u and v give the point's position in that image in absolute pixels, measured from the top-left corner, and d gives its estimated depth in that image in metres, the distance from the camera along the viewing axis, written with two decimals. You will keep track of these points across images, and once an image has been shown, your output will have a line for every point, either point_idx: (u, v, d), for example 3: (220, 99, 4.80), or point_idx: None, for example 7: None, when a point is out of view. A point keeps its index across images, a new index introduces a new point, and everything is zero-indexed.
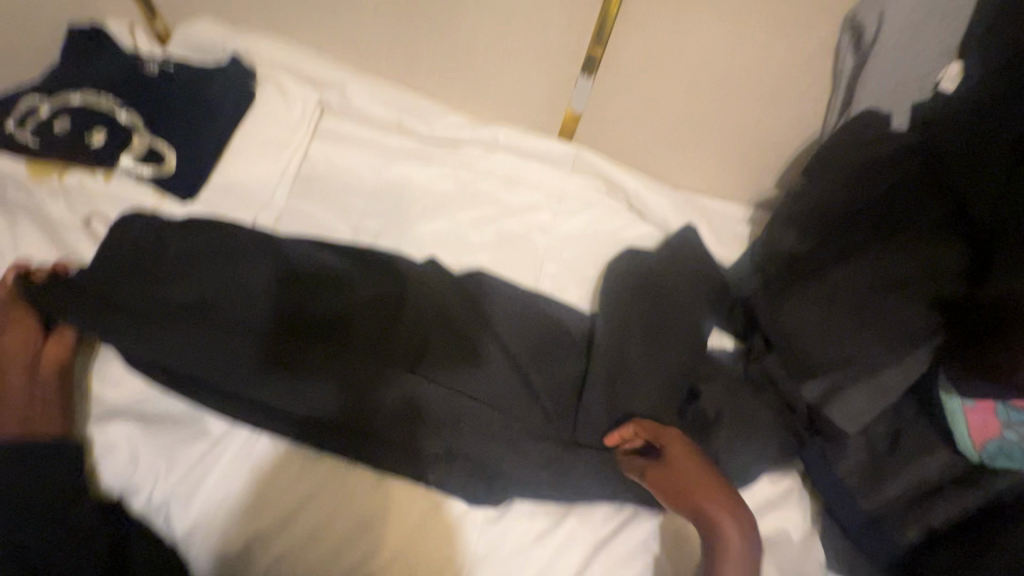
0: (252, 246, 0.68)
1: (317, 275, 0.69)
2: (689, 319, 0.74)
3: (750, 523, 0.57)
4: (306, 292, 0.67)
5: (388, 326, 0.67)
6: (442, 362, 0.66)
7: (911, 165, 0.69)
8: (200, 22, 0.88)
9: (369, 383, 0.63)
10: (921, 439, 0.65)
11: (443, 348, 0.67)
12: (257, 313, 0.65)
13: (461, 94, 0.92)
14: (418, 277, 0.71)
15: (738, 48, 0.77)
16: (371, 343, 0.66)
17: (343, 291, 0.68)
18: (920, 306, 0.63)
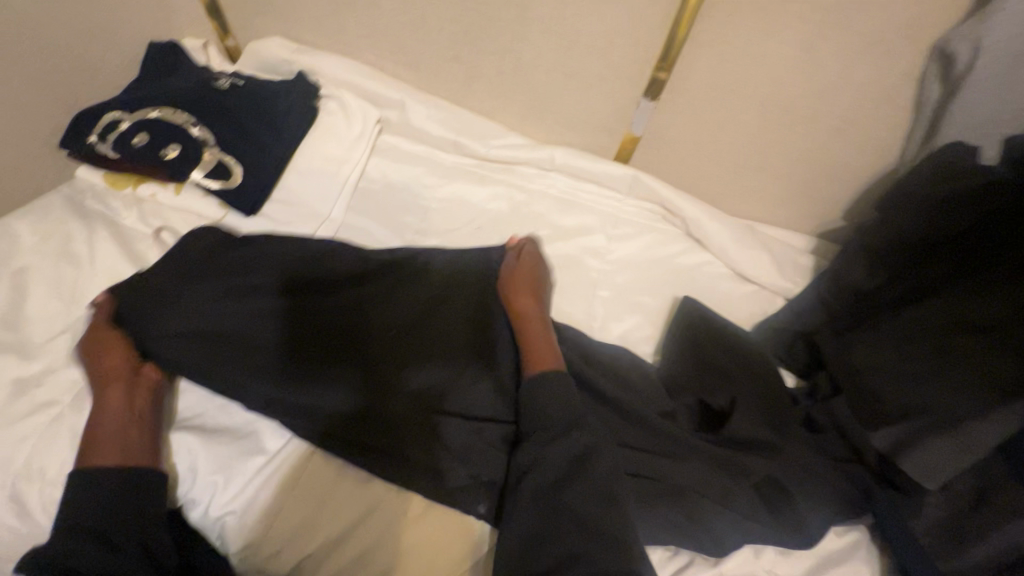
0: (300, 263, 0.74)
1: (334, 277, 0.73)
2: (745, 358, 0.73)
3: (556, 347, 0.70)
4: (332, 297, 0.72)
5: (407, 323, 0.70)
6: (454, 362, 0.68)
7: (1003, 201, 0.63)
8: (269, 40, 0.91)
9: (383, 383, 0.65)
10: (1012, 501, 0.58)
11: (457, 350, 0.68)
12: (275, 312, 0.69)
13: (518, 115, 0.92)
14: (450, 278, 0.75)
15: (812, 75, 0.74)
16: (389, 343, 0.68)
17: (374, 296, 0.72)
18: (1010, 359, 0.59)
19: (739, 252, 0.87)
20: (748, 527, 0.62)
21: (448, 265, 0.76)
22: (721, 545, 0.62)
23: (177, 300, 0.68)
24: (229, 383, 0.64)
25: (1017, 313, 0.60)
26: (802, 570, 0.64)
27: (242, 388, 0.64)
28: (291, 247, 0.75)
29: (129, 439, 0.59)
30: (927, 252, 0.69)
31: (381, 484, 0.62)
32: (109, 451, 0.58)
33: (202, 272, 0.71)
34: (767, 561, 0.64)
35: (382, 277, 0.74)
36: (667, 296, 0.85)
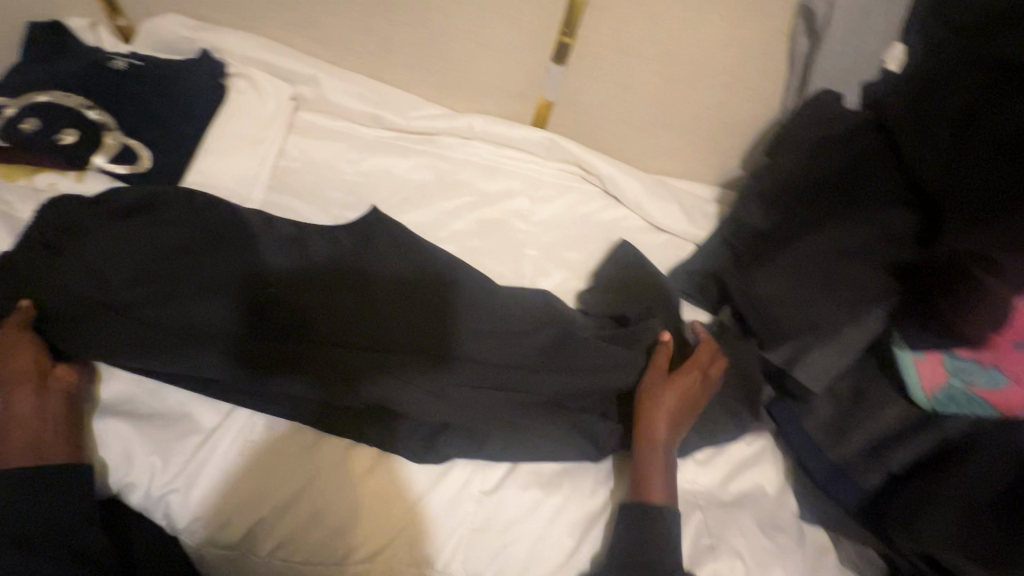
0: (237, 245, 0.70)
1: (285, 275, 0.69)
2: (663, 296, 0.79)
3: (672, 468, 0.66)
4: (286, 295, 0.68)
5: (366, 313, 0.69)
6: (414, 352, 0.67)
7: (863, 142, 0.75)
8: (165, 17, 0.87)
9: (342, 387, 0.65)
10: (880, 391, 0.68)
11: (416, 336, 0.68)
12: (225, 315, 0.66)
13: (436, 87, 0.94)
14: (407, 256, 0.73)
15: (701, 35, 0.80)
16: (348, 341, 0.67)
17: (323, 290, 0.69)
18: (876, 268, 0.69)
19: (652, 205, 0.94)
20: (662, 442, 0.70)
21: (404, 242, 0.74)
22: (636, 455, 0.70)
23: (90, 280, 0.66)
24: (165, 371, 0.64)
25: (885, 237, 0.70)
26: (719, 477, 0.72)
27: (183, 373, 0.64)
28: (210, 212, 0.72)
29: (55, 434, 0.59)
30: (812, 188, 0.77)
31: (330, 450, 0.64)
32: (27, 452, 0.57)
33: (112, 252, 0.68)
34: (687, 474, 0.72)
35: (320, 258, 0.71)
36: (592, 251, 0.91)
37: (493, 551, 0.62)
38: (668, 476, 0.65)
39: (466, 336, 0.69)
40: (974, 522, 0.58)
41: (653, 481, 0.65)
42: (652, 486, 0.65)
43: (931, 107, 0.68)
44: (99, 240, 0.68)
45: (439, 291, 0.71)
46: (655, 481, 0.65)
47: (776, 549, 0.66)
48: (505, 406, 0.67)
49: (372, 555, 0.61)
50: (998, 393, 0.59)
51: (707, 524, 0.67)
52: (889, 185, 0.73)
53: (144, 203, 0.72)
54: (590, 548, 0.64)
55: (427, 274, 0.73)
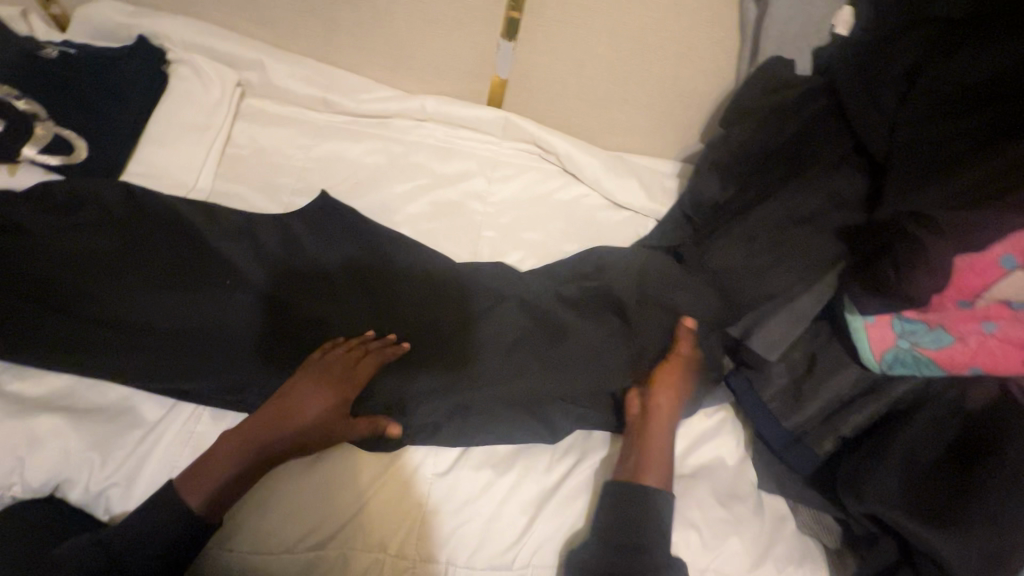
0: (208, 244, 0.70)
1: (305, 272, 0.70)
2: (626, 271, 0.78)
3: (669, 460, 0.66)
4: (304, 295, 0.69)
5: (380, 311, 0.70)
6: (430, 348, 0.69)
7: (815, 107, 0.74)
8: (100, 3, 0.84)
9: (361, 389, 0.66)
10: (834, 358, 0.68)
11: (428, 334, 0.70)
12: (239, 315, 0.67)
13: (386, 69, 0.92)
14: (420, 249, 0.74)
15: (650, 7, 0.78)
16: (366, 341, 0.68)
17: (332, 289, 0.70)
18: (828, 236, 0.68)
19: (611, 181, 0.93)
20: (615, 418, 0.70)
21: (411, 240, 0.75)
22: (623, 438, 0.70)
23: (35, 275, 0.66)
24: (115, 366, 0.63)
25: (834, 202, 0.70)
26: (678, 450, 0.72)
27: (134, 368, 0.63)
28: (154, 202, 0.71)
29: None
30: (766, 156, 0.76)
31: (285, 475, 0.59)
32: None
33: (59, 248, 0.67)
34: None
35: (279, 245, 0.71)
36: (551, 230, 0.90)
37: (446, 532, 0.62)
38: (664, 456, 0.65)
39: (416, 317, 0.70)
40: (918, 483, 0.58)
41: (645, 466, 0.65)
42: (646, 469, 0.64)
43: (876, 65, 0.67)
44: (40, 236, 0.67)
45: (390, 276, 0.72)
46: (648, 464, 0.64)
47: (732, 519, 0.66)
48: (496, 403, 0.67)
49: (323, 541, 0.60)
50: (943, 351, 0.58)
51: None
52: (840, 151, 0.73)
53: (81, 195, 0.70)
54: (545, 527, 0.64)
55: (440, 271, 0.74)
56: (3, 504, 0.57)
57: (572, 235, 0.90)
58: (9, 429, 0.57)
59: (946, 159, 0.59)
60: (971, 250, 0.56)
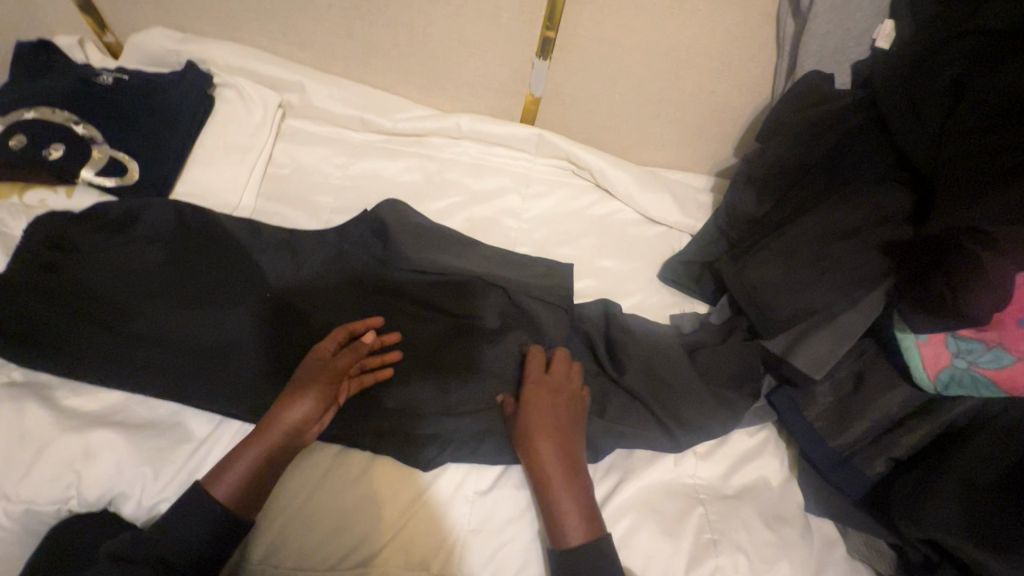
0: (252, 262, 0.73)
1: (341, 291, 0.72)
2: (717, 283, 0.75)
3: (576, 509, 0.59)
4: (341, 313, 0.71)
5: (415, 330, 0.71)
6: (462, 364, 0.70)
7: (856, 121, 0.73)
8: (151, 30, 0.88)
9: (398, 405, 0.67)
10: (882, 376, 0.66)
11: (459, 349, 0.71)
12: (275, 333, 0.69)
13: (422, 88, 0.94)
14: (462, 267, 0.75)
15: (685, 23, 0.78)
16: (406, 356, 0.70)
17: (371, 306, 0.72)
18: (871, 252, 0.67)
19: (645, 197, 0.93)
20: (653, 440, 0.69)
21: (449, 256, 0.76)
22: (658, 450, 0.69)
23: (89, 292, 0.68)
24: (164, 382, 0.65)
25: (880, 216, 0.68)
26: (721, 470, 0.70)
27: (183, 383, 0.65)
28: (204, 221, 0.74)
29: None
30: (801, 173, 0.77)
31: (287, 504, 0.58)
32: None
33: (112, 265, 0.70)
34: (689, 467, 0.70)
35: (322, 265, 0.73)
36: (585, 245, 0.90)
37: (487, 553, 0.61)
38: (587, 510, 0.59)
39: (457, 336, 0.71)
40: (978, 507, 0.55)
41: (567, 520, 0.58)
42: (565, 523, 0.58)
43: (924, 78, 0.66)
44: (95, 255, 0.70)
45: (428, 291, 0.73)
46: (569, 520, 0.59)
47: (780, 542, 0.64)
48: None
49: (367, 561, 0.60)
50: (1004, 371, 0.56)
51: (709, 519, 0.65)
52: (884, 166, 0.71)
53: (138, 216, 0.73)
54: None
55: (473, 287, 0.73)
56: (60, 516, 0.59)
57: (606, 250, 0.90)
58: (64, 443, 0.59)
59: (1000, 171, 0.57)
60: None
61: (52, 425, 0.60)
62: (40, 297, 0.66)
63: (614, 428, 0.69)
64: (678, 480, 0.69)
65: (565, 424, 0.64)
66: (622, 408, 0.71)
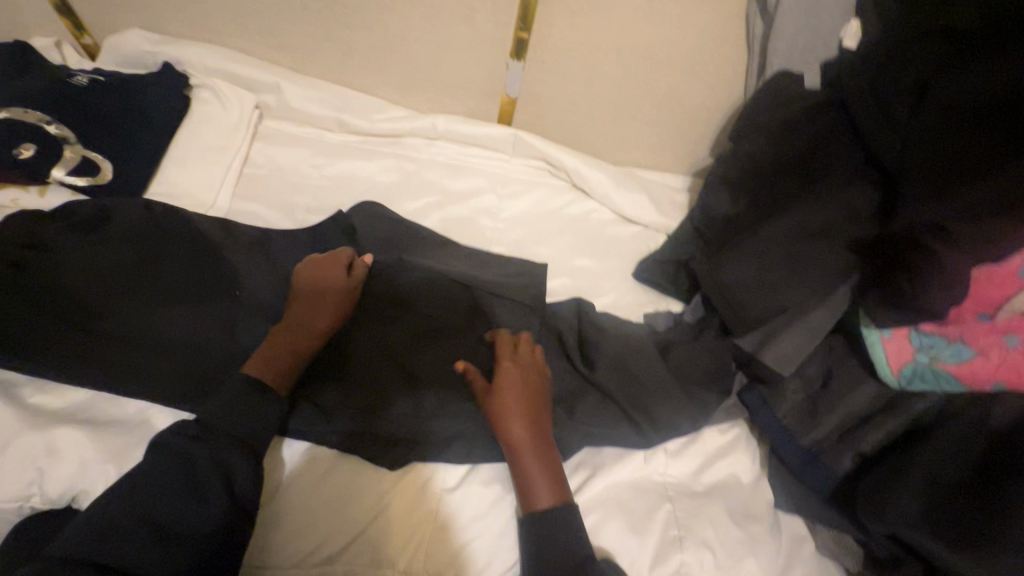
0: (223, 260, 0.73)
1: None
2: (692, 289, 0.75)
3: (547, 473, 0.61)
4: None
5: (387, 329, 0.71)
6: (433, 363, 0.70)
7: (826, 120, 0.73)
8: (128, 32, 0.88)
9: (365, 405, 0.66)
10: (850, 372, 0.66)
11: (432, 347, 0.71)
12: (249, 333, 0.69)
13: (399, 89, 0.94)
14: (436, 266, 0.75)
15: (657, 24, 0.79)
16: (375, 355, 0.69)
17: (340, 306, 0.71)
18: (839, 249, 0.67)
19: (622, 197, 0.93)
20: (622, 437, 0.69)
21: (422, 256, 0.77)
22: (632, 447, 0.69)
23: (58, 290, 0.68)
24: (130, 380, 0.64)
25: (849, 214, 0.68)
26: (692, 468, 0.70)
27: (149, 381, 0.65)
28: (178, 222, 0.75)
29: None
30: (775, 170, 0.74)
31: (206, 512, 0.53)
32: None
33: (82, 264, 0.70)
34: (659, 464, 0.70)
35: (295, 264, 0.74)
36: (561, 244, 0.90)
37: (456, 547, 0.62)
38: (555, 475, 0.61)
39: (428, 334, 0.71)
40: (940, 501, 0.55)
41: (537, 486, 0.60)
42: (535, 489, 0.60)
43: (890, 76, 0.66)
44: (66, 254, 0.70)
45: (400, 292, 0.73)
46: (537, 487, 0.60)
47: (748, 539, 0.64)
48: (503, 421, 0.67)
49: (331, 558, 0.60)
50: (964, 366, 0.56)
51: (677, 517, 0.65)
52: (857, 164, 0.71)
53: (110, 215, 0.74)
54: None
55: (444, 287, 0.74)
56: (21, 515, 0.58)
57: (582, 249, 0.90)
58: (27, 441, 0.59)
59: (961, 167, 0.57)
60: (990, 259, 0.54)
61: (18, 423, 0.60)
62: (8, 296, 0.66)
63: (584, 426, 0.69)
64: (648, 478, 0.69)
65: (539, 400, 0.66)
66: (592, 406, 0.71)
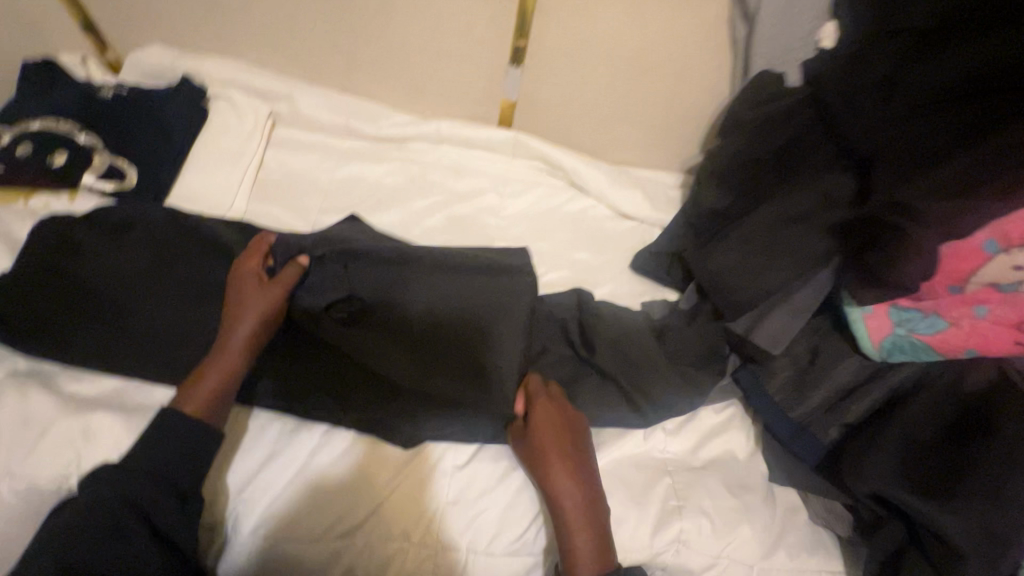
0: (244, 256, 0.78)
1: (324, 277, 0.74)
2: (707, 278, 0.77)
3: (599, 541, 0.60)
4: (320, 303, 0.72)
5: (389, 318, 0.73)
6: (437, 348, 0.72)
7: (807, 113, 0.78)
8: (149, 48, 0.94)
9: (382, 392, 0.70)
10: (836, 349, 0.70)
11: (435, 332, 0.73)
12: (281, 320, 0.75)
13: (404, 97, 1.00)
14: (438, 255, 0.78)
15: (645, 30, 0.84)
16: (380, 339, 0.72)
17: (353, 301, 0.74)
18: (820, 232, 0.70)
19: (616, 194, 0.98)
20: (621, 415, 0.73)
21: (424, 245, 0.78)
22: (636, 422, 0.73)
23: (89, 285, 0.73)
24: (159, 369, 0.69)
25: (825, 200, 0.72)
26: (689, 445, 0.74)
27: (176, 368, 0.69)
28: (196, 223, 0.80)
29: None
30: (757, 161, 0.79)
31: (140, 557, 0.54)
32: None
33: (110, 262, 0.74)
34: (658, 442, 0.74)
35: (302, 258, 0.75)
36: (560, 239, 0.94)
37: (467, 520, 0.66)
38: (601, 542, 0.60)
39: (430, 321, 0.73)
40: (916, 463, 0.60)
41: (580, 556, 0.59)
42: (579, 559, 0.59)
43: (864, 69, 0.70)
44: (95, 254, 0.75)
45: (388, 289, 0.75)
46: (581, 553, 0.59)
47: (742, 507, 0.68)
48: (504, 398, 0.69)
49: (348, 532, 0.64)
50: (938, 336, 0.61)
51: (675, 488, 0.69)
52: (834, 151, 0.75)
53: (136, 216, 0.79)
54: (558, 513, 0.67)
55: (449, 273, 0.77)
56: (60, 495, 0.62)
57: (579, 244, 0.95)
58: (67, 423, 0.63)
59: (926, 154, 0.61)
60: (955, 235, 0.58)
61: (56, 408, 0.64)
62: (46, 290, 0.71)
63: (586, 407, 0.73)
64: (647, 454, 0.73)
65: (577, 460, 0.65)
66: (594, 388, 0.75)
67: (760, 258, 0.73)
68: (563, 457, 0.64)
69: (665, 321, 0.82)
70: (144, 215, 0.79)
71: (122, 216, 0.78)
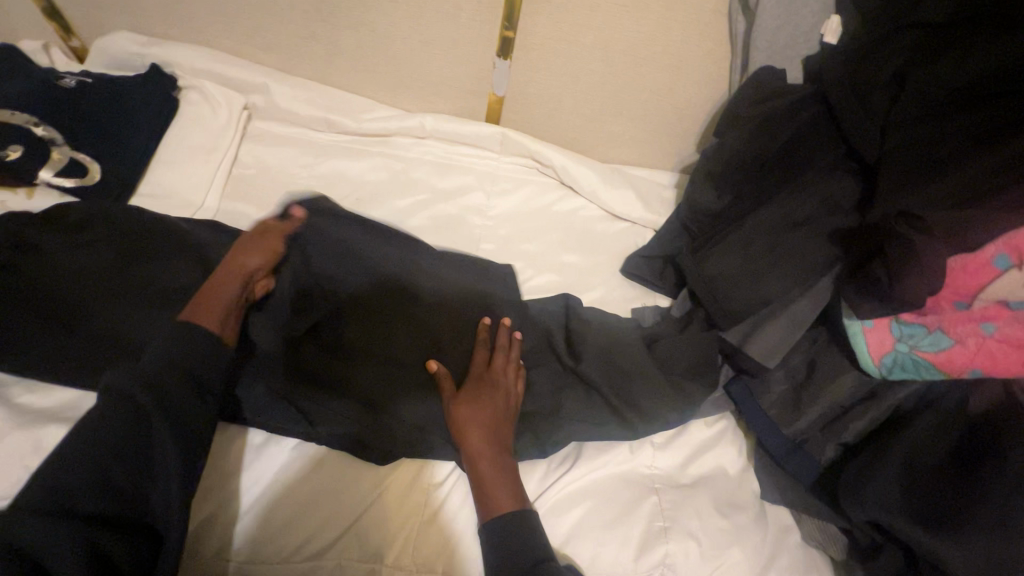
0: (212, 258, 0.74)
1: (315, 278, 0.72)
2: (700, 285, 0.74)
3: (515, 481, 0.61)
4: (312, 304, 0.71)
5: (376, 325, 0.71)
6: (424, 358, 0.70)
7: (810, 111, 0.73)
8: (116, 35, 0.89)
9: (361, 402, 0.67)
10: (834, 363, 0.67)
11: (422, 341, 0.71)
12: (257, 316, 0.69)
13: (387, 89, 0.95)
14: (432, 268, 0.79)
15: (640, 21, 0.79)
16: (367, 346, 0.70)
17: (336, 307, 0.72)
18: (820, 240, 0.67)
19: (608, 194, 0.94)
20: (609, 429, 0.70)
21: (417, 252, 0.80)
22: (624, 436, 0.70)
23: (44, 289, 0.68)
24: None
25: (826, 208, 0.69)
26: (679, 460, 0.71)
27: None
28: (161, 222, 0.75)
29: None
30: (760, 160, 0.73)
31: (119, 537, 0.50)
32: None
33: (68, 264, 0.70)
34: (645, 458, 0.71)
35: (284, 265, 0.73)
36: (549, 240, 0.91)
37: (444, 540, 0.62)
38: (511, 481, 0.61)
39: (419, 331, 0.72)
40: (918, 488, 0.57)
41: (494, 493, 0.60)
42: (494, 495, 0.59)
43: (870, 67, 0.66)
44: (51, 255, 0.70)
45: (375, 294, 0.73)
46: (498, 490, 0.60)
47: (732, 528, 0.65)
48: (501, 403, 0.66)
49: (318, 554, 0.61)
50: (942, 354, 0.56)
51: (662, 507, 0.66)
52: (834, 154, 0.71)
53: (97, 215, 0.74)
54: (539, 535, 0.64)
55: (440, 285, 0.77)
56: None
57: (569, 246, 0.91)
58: (15, 439, 0.59)
59: (931, 160, 0.59)
60: (965, 248, 0.54)
61: (4, 423, 0.60)
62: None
63: (572, 421, 0.69)
64: (634, 470, 0.70)
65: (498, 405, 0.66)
66: (581, 399, 0.71)
67: (756, 266, 0.69)
68: (483, 400, 0.65)
69: (656, 330, 0.79)
70: (106, 214, 0.75)
71: (82, 215, 0.74)
